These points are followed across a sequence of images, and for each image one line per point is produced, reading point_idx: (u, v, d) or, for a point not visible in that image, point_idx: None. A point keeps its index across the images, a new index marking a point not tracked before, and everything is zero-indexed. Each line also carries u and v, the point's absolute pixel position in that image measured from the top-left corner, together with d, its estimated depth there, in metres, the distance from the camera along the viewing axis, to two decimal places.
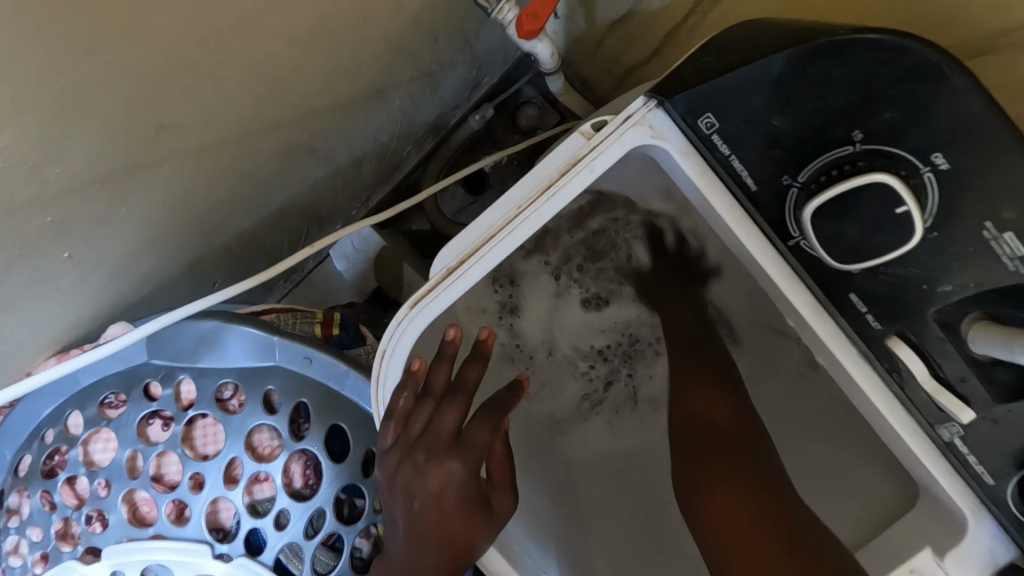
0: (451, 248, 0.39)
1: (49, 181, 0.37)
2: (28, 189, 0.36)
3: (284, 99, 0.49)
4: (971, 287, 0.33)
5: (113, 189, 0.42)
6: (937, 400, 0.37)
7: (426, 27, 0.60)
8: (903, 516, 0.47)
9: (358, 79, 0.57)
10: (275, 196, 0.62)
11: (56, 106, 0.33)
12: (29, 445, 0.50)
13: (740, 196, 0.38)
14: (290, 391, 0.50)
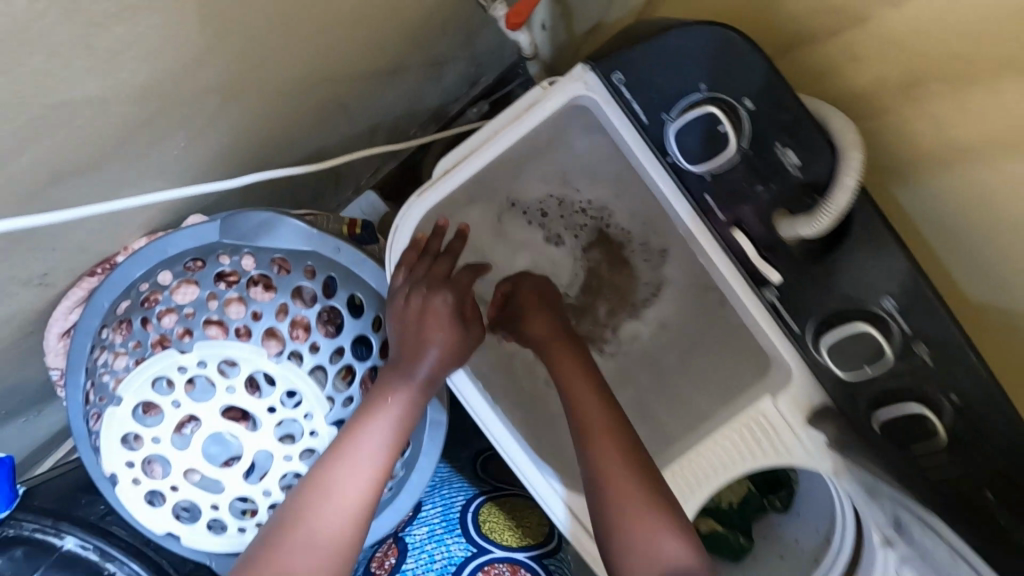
0: (452, 153, 0.61)
1: (206, 102, 0.56)
2: (194, 107, 0.55)
3: (342, 64, 0.69)
4: (771, 186, 0.53)
5: (230, 113, 0.61)
6: (759, 267, 0.57)
7: (444, 25, 0.80)
8: (758, 381, 0.68)
9: (389, 57, 0.77)
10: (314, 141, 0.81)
11: (230, 54, 0.53)
12: (126, 295, 0.68)
13: (636, 127, 0.57)
14: (323, 268, 0.69)
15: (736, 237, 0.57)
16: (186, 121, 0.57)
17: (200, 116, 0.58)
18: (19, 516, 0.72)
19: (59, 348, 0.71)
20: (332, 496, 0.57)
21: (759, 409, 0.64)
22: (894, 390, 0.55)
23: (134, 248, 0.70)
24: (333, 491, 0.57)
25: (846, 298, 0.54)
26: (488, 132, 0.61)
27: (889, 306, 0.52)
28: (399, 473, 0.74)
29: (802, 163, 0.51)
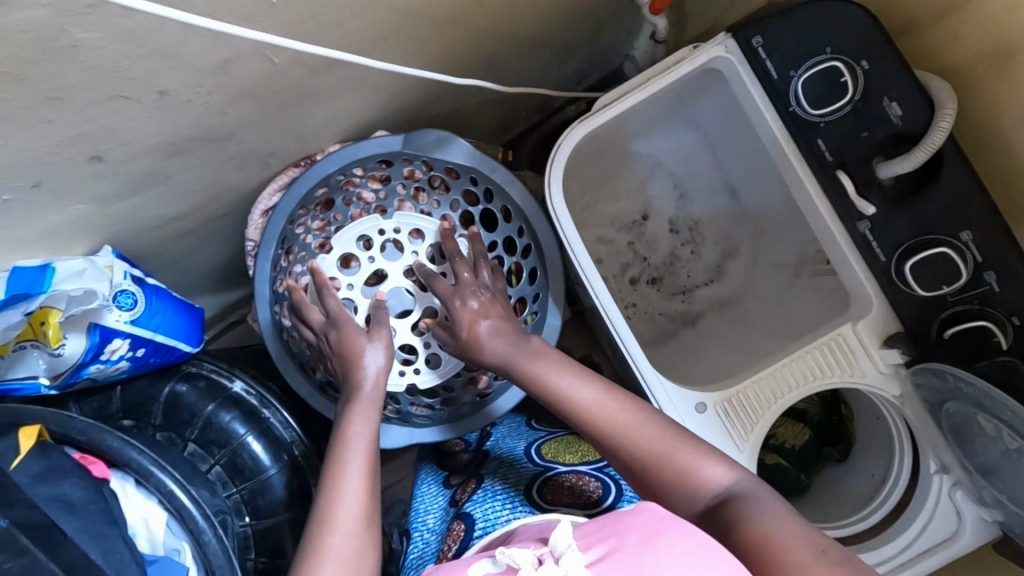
0: (616, 90, 0.77)
1: (436, 30, 0.71)
2: (427, 31, 0.70)
3: (529, 30, 0.85)
4: (873, 133, 0.67)
5: (442, 49, 0.77)
6: (853, 201, 0.69)
7: (602, 15, 0.96)
8: (836, 317, 0.79)
9: (557, 34, 0.93)
10: (479, 97, 0.97)
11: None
12: (325, 184, 0.83)
13: (764, 81, 0.71)
14: (482, 180, 0.84)
15: (839, 177, 0.70)
16: (417, 44, 0.72)
17: (426, 45, 0.73)
18: (200, 357, 0.86)
19: (260, 223, 0.87)
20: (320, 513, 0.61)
21: (841, 332, 0.76)
22: (966, 310, 0.67)
23: (330, 151, 0.86)
24: (324, 503, 0.62)
25: (932, 229, 0.67)
26: (642, 79, 0.77)
27: (965, 237, 0.65)
28: None
29: (903, 114, 0.65)
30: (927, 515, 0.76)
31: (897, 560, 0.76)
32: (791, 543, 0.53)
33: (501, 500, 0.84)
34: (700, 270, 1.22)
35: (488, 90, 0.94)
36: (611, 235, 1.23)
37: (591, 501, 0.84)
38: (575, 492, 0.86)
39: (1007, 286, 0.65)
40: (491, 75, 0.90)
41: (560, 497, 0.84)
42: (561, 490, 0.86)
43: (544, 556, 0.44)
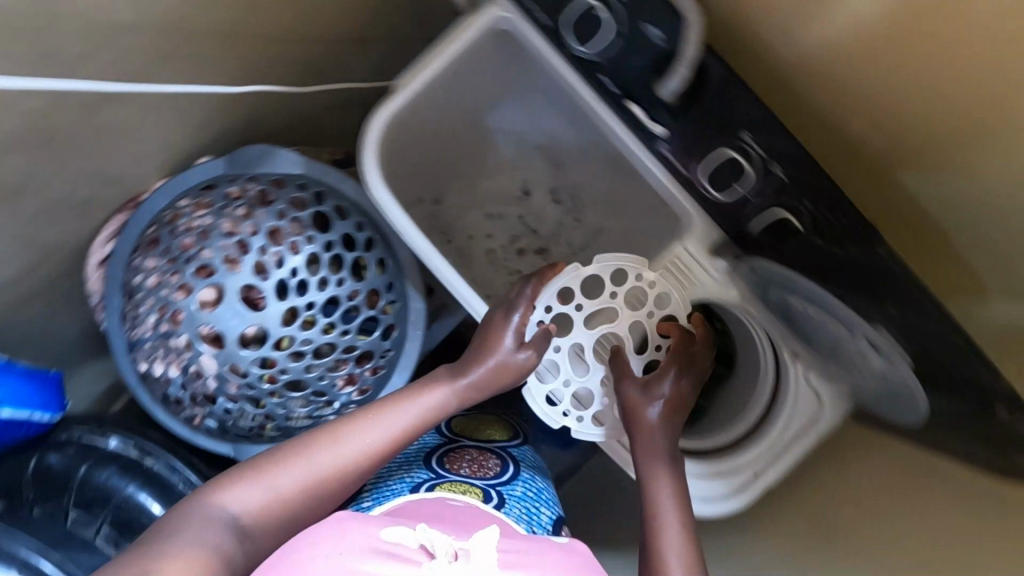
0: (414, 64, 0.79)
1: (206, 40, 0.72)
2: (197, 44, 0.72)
3: (328, 30, 0.86)
4: (645, 59, 0.70)
5: (229, 59, 0.77)
6: (644, 123, 0.75)
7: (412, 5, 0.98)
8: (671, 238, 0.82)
9: (370, 32, 0.94)
10: (311, 107, 0.97)
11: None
12: (155, 223, 0.81)
13: (543, 32, 0.76)
14: (314, 184, 0.84)
15: (629, 106, 0.75)
16: (192, 57, 0.73)
17: (204, 57, 0.74)
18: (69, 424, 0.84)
19: (98, 275, 0.85)
20: (318, 454, 0.68)
21: (675, 253, 0.79)
22: (763, 204, 0.71)
23: (156, 188, 0.85)
24: (333, 456, 0.68)
25: (717, 136, 0.70)
26: (431, 52, 0.79)
27: (746, 137, 0.69)
28: (389, 356, 0.86)
29: (664, 35, 0.68)
30: (793, 404, 0.81)
31: (774, 451, 0.82)
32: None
33: (398, 467, 0.93)
34: (580, 235, 1.23)
35: (314, 97, 0.95)
36: (497, 211, 1.24)
37: (487, 473, 0.92)
38: (474, 463, 0.94)
39: (793, 175, 0.69)
40: (307, 79, 0.91)
41: (458, 465, 0.93)
42: (460, 461, 0.94)
43: (456, 550, 0.54)
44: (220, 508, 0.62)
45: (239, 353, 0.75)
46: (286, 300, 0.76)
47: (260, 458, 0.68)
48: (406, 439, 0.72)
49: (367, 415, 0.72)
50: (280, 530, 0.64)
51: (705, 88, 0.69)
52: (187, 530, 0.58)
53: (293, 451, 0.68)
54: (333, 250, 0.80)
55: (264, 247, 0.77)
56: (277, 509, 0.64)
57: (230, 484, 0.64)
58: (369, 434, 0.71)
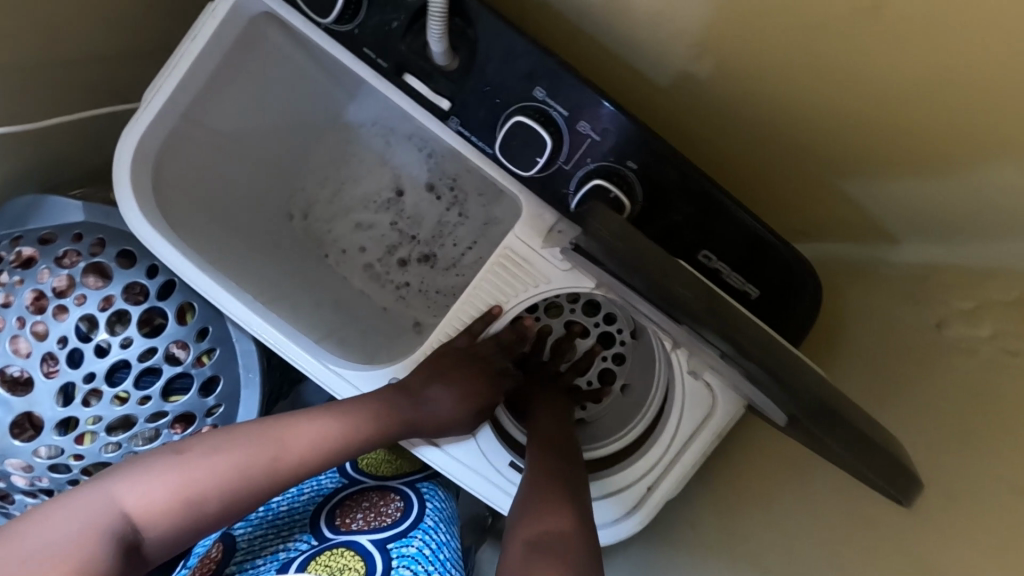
0: (162, 74, 0.66)
1: None
2: None
3: (68, 39, 0.75)
4: (404, 18, 0.56)
5: None
6: (429, 99, 0.60)
7: None
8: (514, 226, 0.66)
9: (131, 32, 0.84)
10: (101, 135, 0.88)
11: None
12: None
13: (294, 6, 0.60)
14: (91, 231, 0.72)
15: (406, 81, 0.59)
16: None
17: None
18: None
19: None
20: (250, 466, 0.61)
21: (507, 245, 0.66)
22: (579, 174, 0.58)
23: None
24: (258, 474, 0.61)
25: (507, 99, 0.57)
26: (172, 60, 0.66)
27: (540, 94, 0.56)
28: (219, 411, 0.75)
29: None
30: (679, 398, 0.67)
31: (665, 458, 0.68)
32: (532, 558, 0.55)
33: (279, 529, 0.80)
34: (465, 234, 1.12)
35: (94, 123, 0.85)
36: (363, 220, 1.12)
37: (382, 524, 0.78)
38: (369, 514, 0.80)
39: (604, 132, 0.56)
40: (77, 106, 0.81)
41: (350, 518, 0.79)
42: (354, 512, 0.80)
43: None
44: (121, 503, 0.55)
45: (15, 446, 0.65)
46: (59, 376, 0.66)
47: (189, 449, 0.60)
48: (298, 462, 0.63)
49: (330, 427, 0.65)
50: (180, 535, 0.57)
51: (475, 40, 0.55)
52: (80, 531, 0.52)
53: (210, 449, 0.60)
54: (112, 306, 0.69)
55: (24, 318, 0.67)
56: (177, 513, 0.57)
57: (140, 480, 0.56)
58: (297, 457, 0.63)
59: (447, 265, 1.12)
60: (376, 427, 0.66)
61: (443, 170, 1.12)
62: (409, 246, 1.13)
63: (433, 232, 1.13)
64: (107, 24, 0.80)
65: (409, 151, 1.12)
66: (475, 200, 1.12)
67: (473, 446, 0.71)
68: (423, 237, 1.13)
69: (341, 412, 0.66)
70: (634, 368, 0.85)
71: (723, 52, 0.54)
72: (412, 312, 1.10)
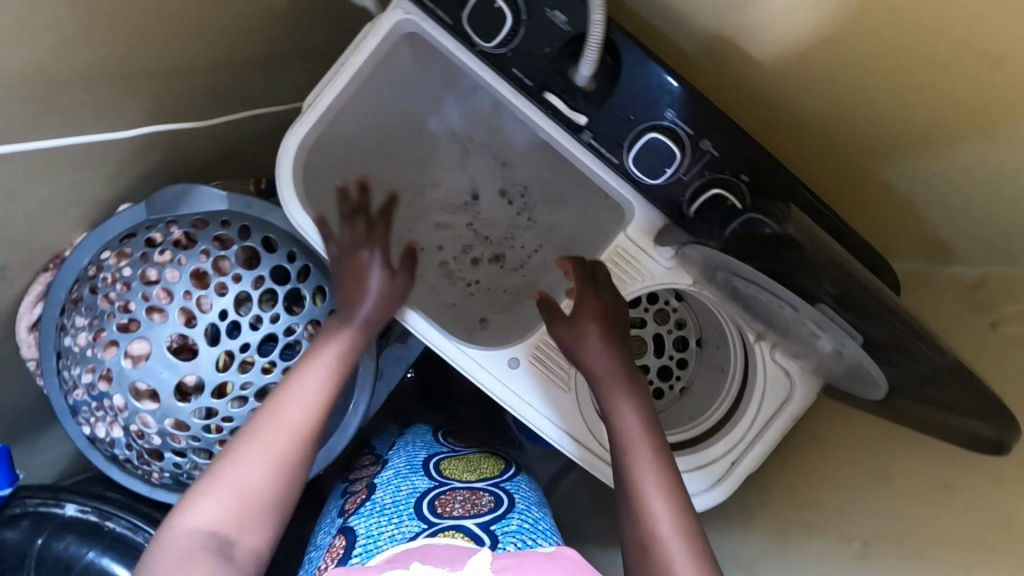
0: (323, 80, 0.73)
1: (96, 86, 0.71)
2: (89, 90, 0.70)
3: (220, 51, 0.85)
4: (554, 45, 0.66)
5: (124, 99, 0.75)
6: (567, 115, 0.69)
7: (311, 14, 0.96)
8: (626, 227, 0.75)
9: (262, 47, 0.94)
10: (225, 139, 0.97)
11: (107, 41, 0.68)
12: (81, 279, 0.80)
13: (447, 30, 0.70)
14: (237, 218, 0.80)
15: (547, 99, 0.69)
16: (87, 101, 0.71)
17: (96, 98, 0.72)
18: (22, 496, 0.82)
19: (30, 339, 0.82)
20: (269, 440, 0.67)
21: (619, 245, 0.76)
22: (696, 184, 0.67)
23: (76, 243, 0.82)
24: (281, 443, 0.67)
25: (640, 117, 0.66)
26: (336, 69, 0.74)
27: (670, 116, 0.65)
28: None
29: (568, 19, 0.64)
30: (760, 384, 0.78)
31: (749, 436, 0.78)
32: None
33: (387, 517, 0.87)
34: (533, 238, 1.24)
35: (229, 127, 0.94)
36: (441, 219, 1.23)
37: (481, 511, 0.87)
38: (466, 504, 0.89)
39: (723, 149, 0.65)
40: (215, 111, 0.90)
41: (451, 507, 0.88)
42: (452, 503, 0.89)
43: None
44: (191, 524, 0.60)
45: (177, 407, 0.72)
46: (219, 344, 0.73)
47: (219, 462, 0.65)
48: (315, 411, 0.71)
49: (320, 381, 0.73)
50: (258, 517, 0.63)
51: (617, 65, 0.65)
52: (173, 561, 0.56)
53: (233, 451, 0.66)
54: (263, 285, 0.77)
55: (189, 292, 0.74)
56: (247, 507, 0.63)
57: (196, 501, 0.61)
58: (303, 416, 0.70)
59: (514, 267, 1.24)
60: (344, 361, 0.75)
61: (515, 178, 1.23)
62: (483, 246, 1.25)
63: (506, 231, 1.25)
64: (250, 35, 0.87)
65: (487, 161, 1.24)
66: (544, 208, 1.23)
67: (580, 422, 0.77)
68: (496, 237, 1.25)
69: (300, 373, 0.73)
70: (700, 364, 0.96)
71: (829, 93, 0.64)
72: (479, 307, 1.23)
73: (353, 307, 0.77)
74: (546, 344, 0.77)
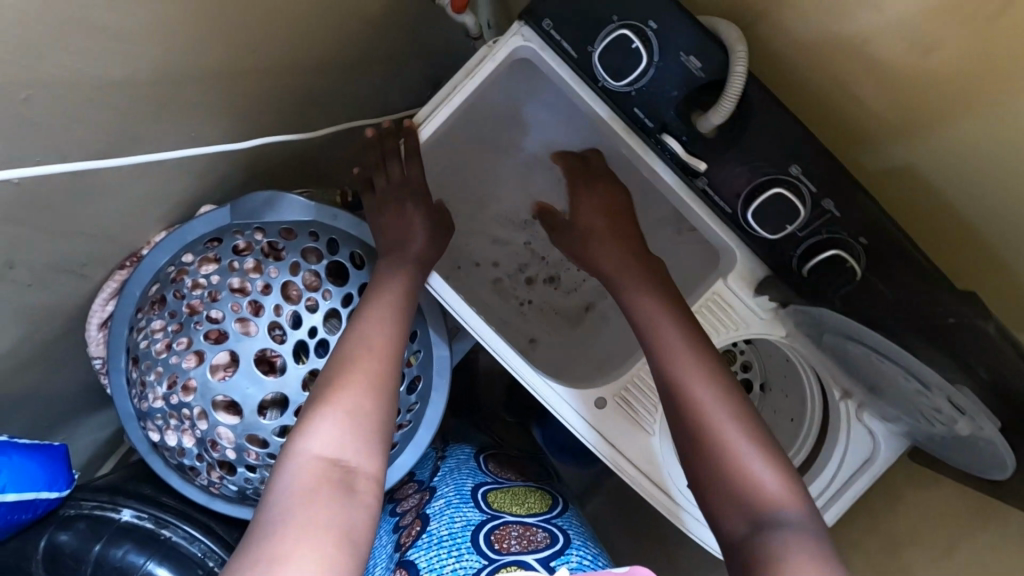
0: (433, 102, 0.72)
1: (204, 91, 0.67)
2: (198, 95, 0.67)
3: (315, 57, 0.82)
4: (684, 89, 0.65)
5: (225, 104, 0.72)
6: (686, 161, 0.68)
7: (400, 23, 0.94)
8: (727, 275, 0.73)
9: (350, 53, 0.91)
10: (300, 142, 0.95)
11: (225, 48, 0.64)
12: (158, 279, 0.77)
13: (570, 63, 0.69)
14: (325, 230, 0.78)
15: (666, 141, 0.68)
16: (194, 106, 0.67)
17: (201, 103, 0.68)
18: (77, 497, 0.79)
19: (99, 337, 0.79)
20: (362, 367, 0.63)
21: (716, 291, 0.74)
22: (810, 241, 0.66)
23: (154, 242, 0.79)
24: (375, 367, 0.64)
25: (763, 169, 0.65)
26: (448, 92, 0.72)
27: (795, 171, 0.64)
28: (415, 408, 0.82)
29: (703, 65, 0.63)
30: (844, 439, 0.77)
31: (829, 494, 0.77)
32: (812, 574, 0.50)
33: (446, 549, 0.86)
34: None
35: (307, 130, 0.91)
36: (501, 236, 1.22)
37: (539, 546, 0.86)
38: (522, 540, 0.88)
39: (846, 210, 0.64)
40: (297, 116, 0.88)
41: (508, 543, 0.86)
42: (508, 539, 0.87)
43: None
44: (313, 452, 0.57)
45: (260, 424, 0.70)
46: (307, 363, 0.71)
47: (320, 393, 0.61)
48: (400, 329, 0.68)
49: (394, 300, 0.69)
50: (373, 436, 0.60)
51: (748, 114, 0.64)
52: (303, 491, 0.53)
53: (331, 383, 0.62)
54: (352, 304, 0.75)
55: (279, 306, 0.71)
56: (364, 431, 0.60)
57: (310, 431, 0.58)
58: (388, 337, 0.66)
59: (568, 290, 1.24)
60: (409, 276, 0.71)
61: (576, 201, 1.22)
62: (539, 265, 1.23)
63: (564, 253, 1.23)
64: (344, 42, 0.85)
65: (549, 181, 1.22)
66: None
67: (662, 469, 0.75)
68: (553, 258, 1.23)
69: (373, 300, 0.69)
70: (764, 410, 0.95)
71: None
72: (529, 328, 1.22)
73: (402, 248, 0.73)
74: (632, 389, 0.75)
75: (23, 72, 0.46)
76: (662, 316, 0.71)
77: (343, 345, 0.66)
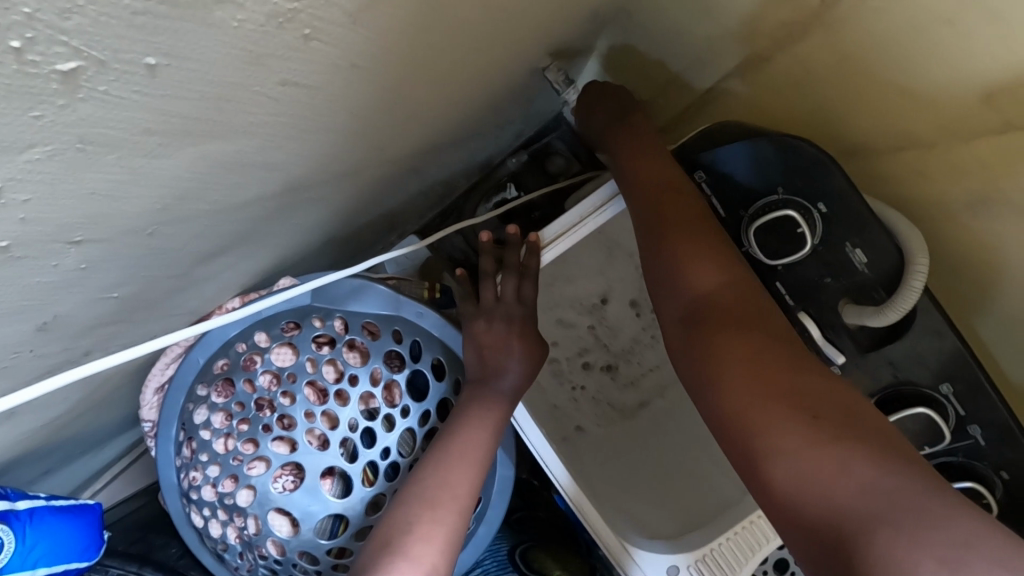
0: (557, 224, 0.67)
1: (319, 188, 0.60)
2: (312, 193, 0.60)
3: (426, 141, 0.73)
4: (839, 278, 0.59)
5: (331, 192, 0.65)
6: (822, 348, 0.61)
7: (515, 98, 0.85)
8: None
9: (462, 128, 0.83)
10: (383, 201, 0.87)
11: (355, 155, 0.58)
12: (224, 353, 0.71)
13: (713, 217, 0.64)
14: (409, 332, 0.73)
15: (804, 322, 0.61)
16: (305, 201, 0.61)
17: (311, 197, 0.61)
18: (106, 563, 0.76)
19: (154, 401, 0.75)
20: (442, 512, 0.54)
21: None
22: (942, 460, 0.61)
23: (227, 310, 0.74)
24: (457, 517, 0.55)
25: (907, 380, 0.60)
26: (573, 218, 0.67)
27: (945, 390, 0.59)
28: (467, 532, 0.76)
29: (870, 262, 0.57)
30: None
31: None
32: (749, 398, 0.48)
33: None
34: (652, 357, 1.12)
35: (390, 193, 0.84)
36: (567, 318, 1.10)
37: None
38: None
39: (994, 443, 0.59)
40: (387, 184, 0.80)
41: None
42: None
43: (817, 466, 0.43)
44: None
45: (314, 543, 0.66)
46: (376, 485, 0.67)
47: (390, 538, 0.52)
48: (484, 468, 0.59)
49: (488, 431, 0.60)
50: None
51: (908, 321, 0.58)
52: None
53: (406, 526, 0.53)
54: (428, 424, 0.71)
55: (355, 421, 0.67)
56: None
57: None
58: (473, 476, 0.57)
59: (623, 383, 1.12)
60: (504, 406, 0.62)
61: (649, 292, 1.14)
62: (599, 350, 1.12)
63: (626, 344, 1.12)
64: (457, 123, 0.76)
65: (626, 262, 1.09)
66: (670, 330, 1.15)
67: None
68: (615, 347, 1.12)
69: (460, 426, 0.60)
70: None
71: None
72: (577, 416, 1.09)
73: (490, 376, 0.63)
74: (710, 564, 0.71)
75: (158, 214, 0.40)
76: (648, 149, 0.65)
77: (419, 475, 0.57)
